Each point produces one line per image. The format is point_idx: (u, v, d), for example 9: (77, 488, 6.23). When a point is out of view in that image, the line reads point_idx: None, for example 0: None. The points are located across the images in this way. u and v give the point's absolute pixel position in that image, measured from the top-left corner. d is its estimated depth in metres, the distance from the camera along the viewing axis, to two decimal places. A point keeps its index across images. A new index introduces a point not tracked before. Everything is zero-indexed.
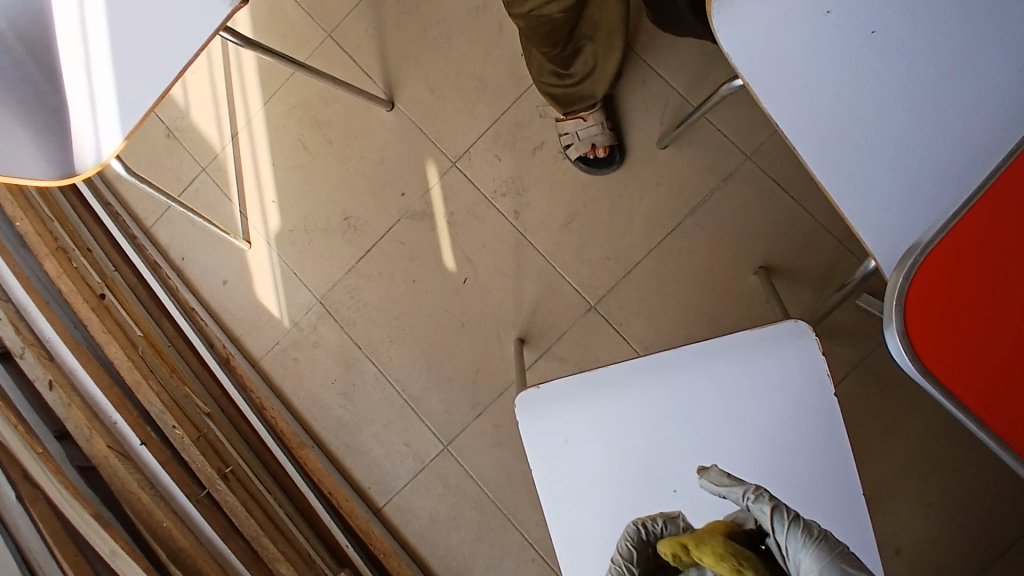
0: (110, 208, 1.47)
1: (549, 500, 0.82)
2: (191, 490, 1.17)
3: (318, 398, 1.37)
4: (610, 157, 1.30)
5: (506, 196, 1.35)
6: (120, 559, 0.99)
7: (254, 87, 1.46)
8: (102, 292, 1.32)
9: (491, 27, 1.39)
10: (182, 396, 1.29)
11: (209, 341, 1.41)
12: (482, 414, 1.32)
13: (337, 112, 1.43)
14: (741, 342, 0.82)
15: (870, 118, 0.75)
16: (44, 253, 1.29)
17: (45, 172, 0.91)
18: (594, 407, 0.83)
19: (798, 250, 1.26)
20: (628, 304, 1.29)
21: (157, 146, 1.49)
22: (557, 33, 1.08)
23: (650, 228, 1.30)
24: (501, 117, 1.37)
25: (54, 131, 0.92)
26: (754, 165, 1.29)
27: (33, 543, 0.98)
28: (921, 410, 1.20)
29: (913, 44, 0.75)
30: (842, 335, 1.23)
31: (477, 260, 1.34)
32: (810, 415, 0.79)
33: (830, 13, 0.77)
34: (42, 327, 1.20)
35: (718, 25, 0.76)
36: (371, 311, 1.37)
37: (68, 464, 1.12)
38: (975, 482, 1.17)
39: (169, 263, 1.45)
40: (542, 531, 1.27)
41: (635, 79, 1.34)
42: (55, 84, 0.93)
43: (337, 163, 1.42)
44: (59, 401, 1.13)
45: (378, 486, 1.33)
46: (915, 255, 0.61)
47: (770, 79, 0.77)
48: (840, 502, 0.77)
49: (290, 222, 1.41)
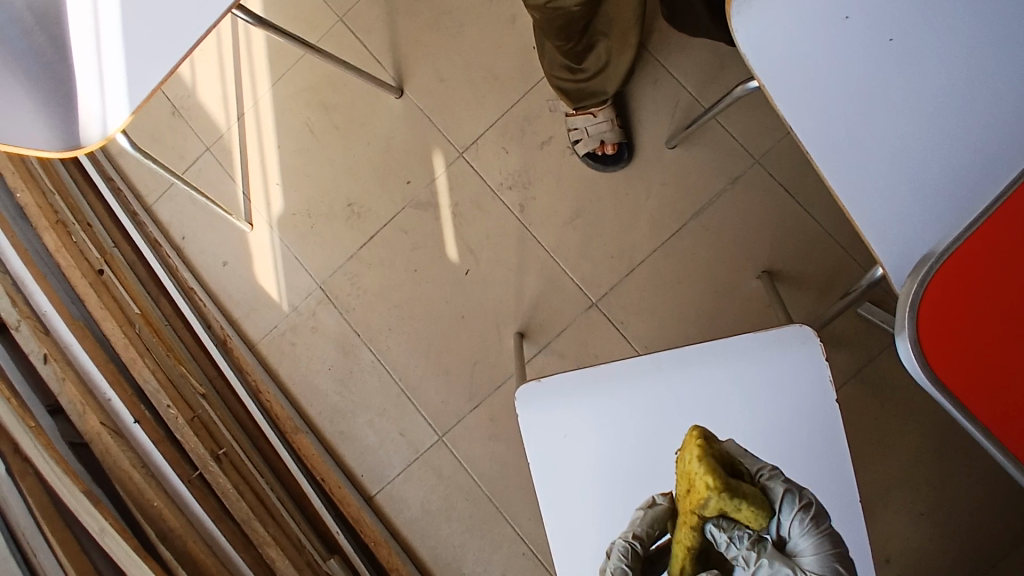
0: (112, 183, 1.47)
1: (545, 496, 0.82)
2: (183, 470, 1.16)
3: (314, 384, 1.36)
4: (618, 154, 1.30)
5: (512, 189, 1.35)
6: (108, 537, 0.99)
7: (263, 67, 1.45)
8: (101, 268, 1.31)
9: (504, 19, 1.38)
10: (178, 376, 1.28)
11: (207, 322, 1.40)
12: (479, 407, 1.31)
13: (345, 96, 1.42)
14: (746, 345, 0.81)
15: (885, 127, 0.75)
16: (44, 226, 1.28)
17: (51, 145, 0.90)
18: (595, 404, 0.83)
19: (801, 256, 1.26)
20: (629, 303, 1.29)
21: (162, 123, 1.48)
22: (572, 27, 1.07)
23: (655, 227, 1.30)
24: (509, 110, 1.37)
25: (60, 103, 0.91)
26: (762, 169, 1.28)
27: (21, 515, 0.96)
28: (917, 420, 1.20)
29: (930, 55, 0.75)
30: (841, 342, 1.24)
31: (480, 253, 1.34)
32: (811, 420, 0.79)
33: (849, 18, 0.76)
34: (38, 301, 1.19)
35: (737, 26, 0.77)
36: (371, 299, 1.37)
37: (59, 439, 1.11)
38: (968, 494, 1.17)
39: (169, 242, 1.44)
40: (533, 525, 1.27)
41: (647, 78, 1.33)
42: (62, 55, 0.92)
43: (343, 148, 1.41)
44: (53, 375, 1.13)
45: (371, 474, 1.33)
46: (930, 262, 0.61)
47: (785, 83, 0.77)
48: (837, 508, 0.77)
49: (293, 206, 1.41)
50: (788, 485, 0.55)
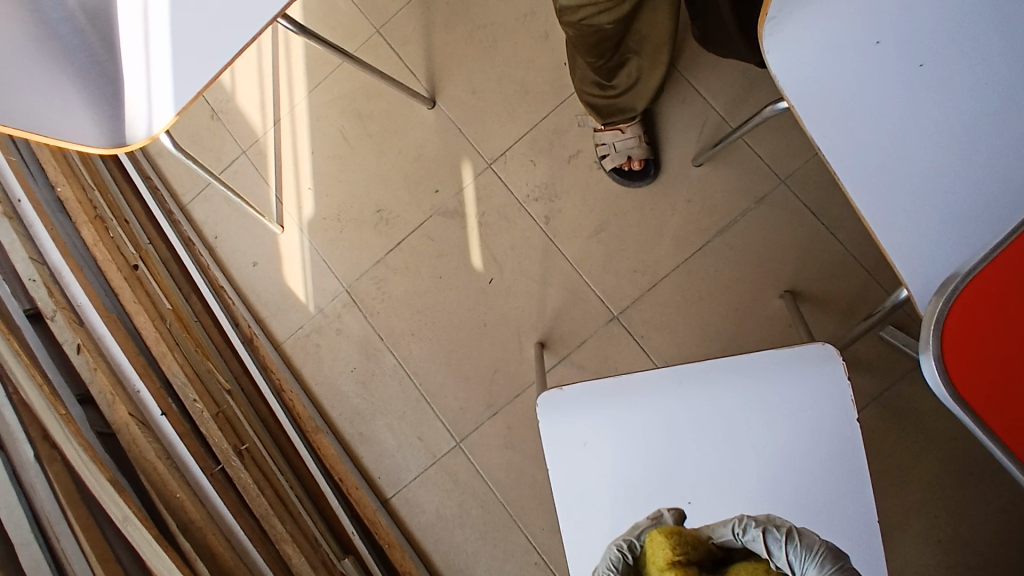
0: (150, 181, 1.51)
1: (563, 503, 0.83)
2: (206, 464, 1.18)
3: (336, 386, 1.39)
4: (644, 170, 1.32)
5: (538, 201, 1.37)
6: (130, 525, 1.00)
7: (302, 75, 1.49)
8: (136, 263, 1.36)
9: (538, 35, 1.41)
10: (205, 371, 1.31)
11: (235, 320, 1.43)
12: (497, 415, 1.32)
13: (379, 106, 1.45)
14: (765, 362, 0.82)
15: (913, 150, 0.76)
16: (83, 220, 1.33)
17: (97, 141, 0.93)
18: (613, 415, 0.83)
19: (825, 278, 1.26)
20: (650, 317, 1.30)
21: (201, 125, 1.53)
22: (606, 43, 1.09)
23: (679, 244, 1.31)
24: (539, 124, 1.39)
25: (108, 100, 0.94)
26: (788, 191, 1.29)
27: (46, 502, 0.98)
28: (936, 448, 1.19)
29: (959, 82, 0.76)
30: (862, 366, 1.24)
31: (505, 262, 1.36)
32: (829, 440, 0.79)
33: (879, 43, 0.78)
34: (74, 292, 1.23)
35: (769, 48, 0.80)
36: (396, 304, 1.39)
37: (87, 427, 1.13)
38: (986, 525, 1.15)
39: (202, 241, 1.48)
40: (547, 536, 1.27)
41: (676, 97, 1.35)
42: (113, 55, 0.96)
43: (375, 155, 1.44)
44: (85, 364, 1.16)
45: (388, 476, 1.34)
46: (956, 281, 0.62)
47: (815, 105, 0.78)
48: (856, 529, 0.77)
49: (324, 210, 1.44)
50: (762, 526, 0.64)
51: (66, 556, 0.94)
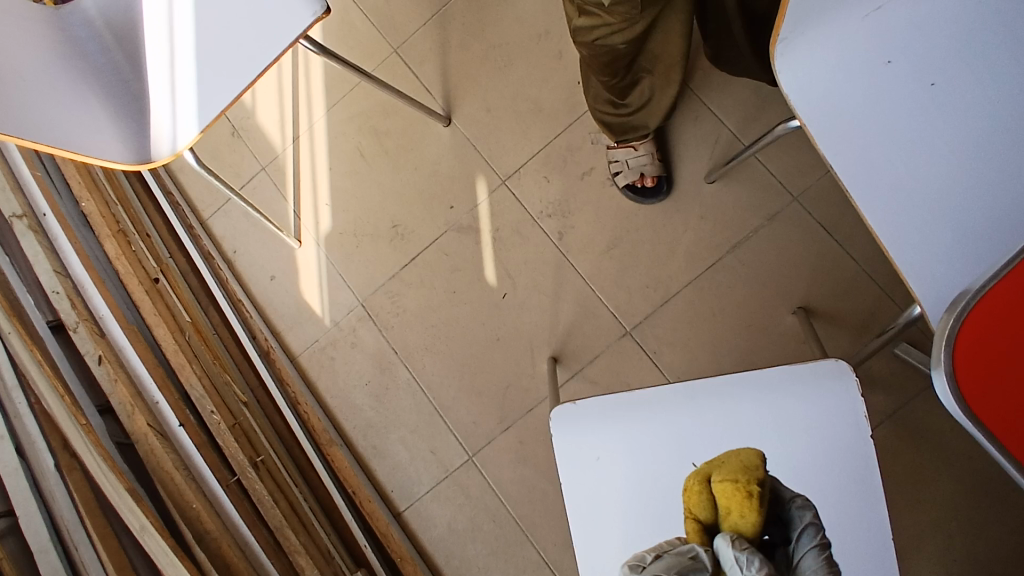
0: (171, 196, 1.54)
1: (576, 517, 0.83)
2: (222, 475, 1.20)
3: (351, 399, 1.40)
4: (657, 187, 1.33)
5: (551, 217, 1.38)
6: (148, 535, 1.02)
7: (320, 93, 1.53)
8: (156, 276, 1.38)
9: (551, 54, 1.44)
10: (222, 383, 1.33)
11: (251, 332, 1.45)
12: (510, 429, 1.33)
13: (395, 123, 1.48)
14: (779, 378, 0.82)
15: (925, 167, 0.77)
16: (106, 234, 1.36)
17: (123, 156, 0.95)
18: (625, 430, 0.84)
19: (837, 295, 1.26)
20: (663, 333, 1.30)
21: (222, 142, 1.56)
22: (618, 63, 1.11)
23: (691, 260, 1.32)
24: (553, 141, 1.41)
25: (134, 118, 0.97)
26: (801, 208, 1.30)
27: (65, 511, 1.00)
28: (952, 467, 1.18)
29: (969, 101, 0.77)
30: (877, 383, 1.23)
31: (518, 277, 1.37)
32: (844, 457, 0.79)
33: (890, 63, 0.80)
34: (96, 305, 1.26)
35: (780, 67, 0.81)
36: (410, 318, 1.41)
37: (106, 437, 1.15)
38: (1003, 544, 1.14)
39: (220, 255, 1.51)
40: (559, 552, 1.27)
41: (688, 114, 1.37)
42: (139, 74, 0.99)
43: (391, 171, 1.46)
44: (105, 375, 1.18)
45: (400, 490, 1.35)
46: (967, 299, 0.62)
47: (827, 124, 0.79)
48: (871, 546, 0.77)
49: (340, 225, 1.46)
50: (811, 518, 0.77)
51: (85, 565, 0.96)
